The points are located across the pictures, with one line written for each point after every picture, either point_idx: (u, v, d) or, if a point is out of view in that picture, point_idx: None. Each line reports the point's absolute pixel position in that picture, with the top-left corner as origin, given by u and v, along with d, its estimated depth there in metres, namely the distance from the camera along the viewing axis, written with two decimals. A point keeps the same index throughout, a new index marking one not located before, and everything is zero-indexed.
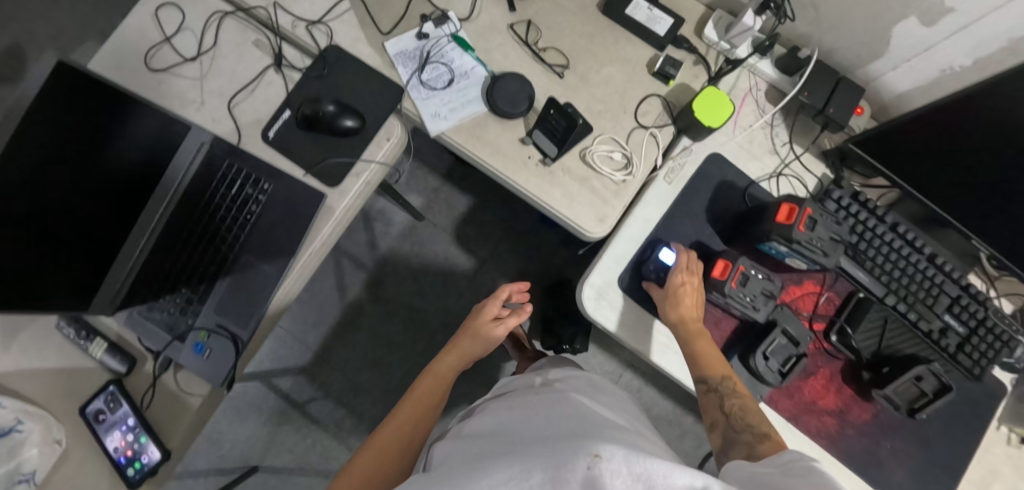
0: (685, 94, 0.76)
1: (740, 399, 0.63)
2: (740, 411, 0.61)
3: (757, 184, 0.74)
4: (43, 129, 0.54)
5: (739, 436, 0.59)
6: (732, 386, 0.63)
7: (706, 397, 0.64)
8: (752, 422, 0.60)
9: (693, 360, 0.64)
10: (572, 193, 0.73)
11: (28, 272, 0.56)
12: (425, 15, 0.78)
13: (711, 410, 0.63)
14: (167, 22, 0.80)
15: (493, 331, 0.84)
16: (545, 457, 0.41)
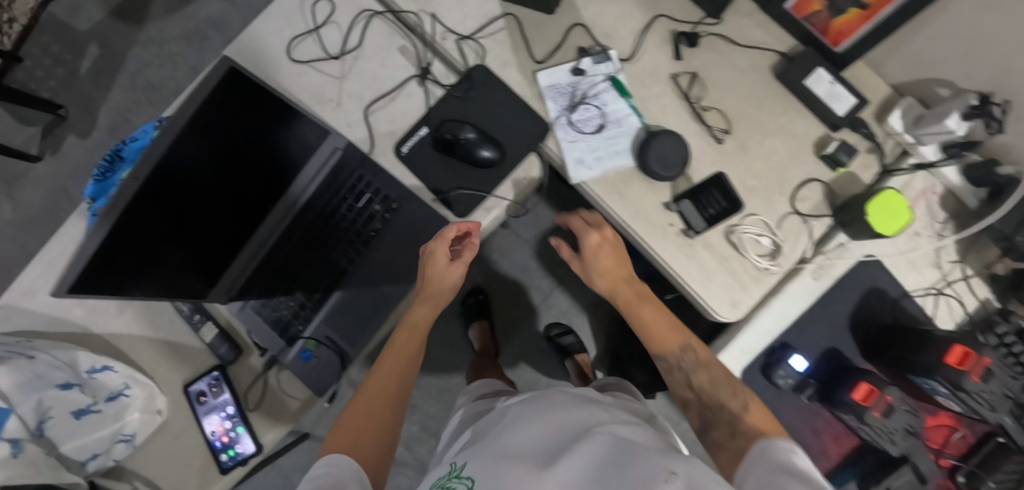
0: (851, 185, 0.69)
1: (702, 371, 0.62)
2: (708, 386, 0.60)
3: (910, 298, 0.68)
4: (192, 130, 0.54)
5: (716, 415, 0.58)
6: (693, 354, 0.63)
7: (674, 376, 0.64)
8: (721, 397, 0.59)
9: (648, 339, 0.66)
10: (709, 272, 0.68)
11: (165, 263, 0.59)
12: (584, 49, 0.72)
13: (679, 388, 0.63)
14: (315, 13, 0.78)
15: (447, 278, 0.67)
16: (623, 462, 0.38)
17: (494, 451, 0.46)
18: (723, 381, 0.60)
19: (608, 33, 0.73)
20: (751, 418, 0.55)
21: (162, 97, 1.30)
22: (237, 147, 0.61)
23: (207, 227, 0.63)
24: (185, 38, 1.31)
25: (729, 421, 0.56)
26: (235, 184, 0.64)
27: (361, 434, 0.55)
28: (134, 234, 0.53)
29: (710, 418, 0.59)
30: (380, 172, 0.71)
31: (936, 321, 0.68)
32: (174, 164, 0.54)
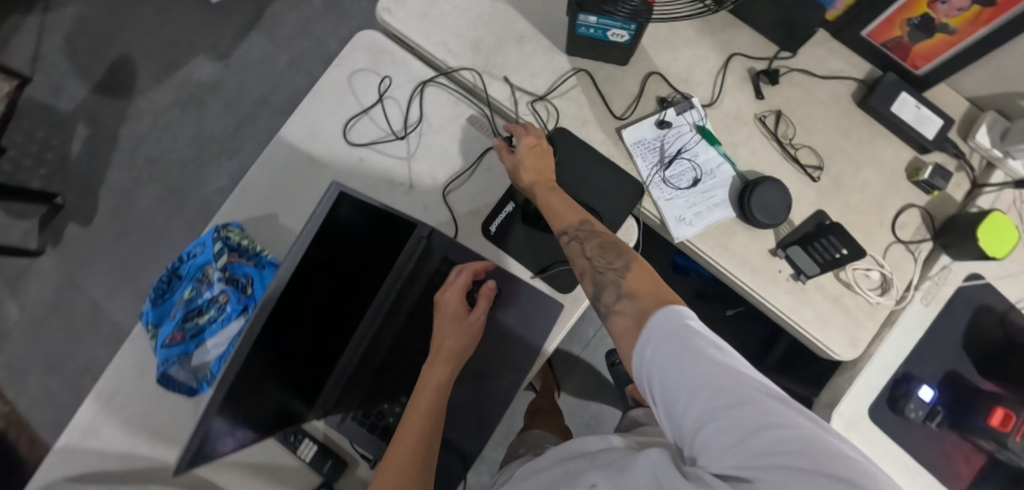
0: (947, 206, 0.70)
1: (597, 238, 0.56)
2: (600, 251, 0.55)
3: (1018, 310, 0.69)
4: (304, 260, 0.49)
5: (604, 275, 0.52)
6: (588, 230, 0.58)
7: (570, 249, 0.57)
8: (610, 260, 0.54)
9: (549, 212, 0.60)
10: (824, 314, 0.67)
11: (267, 400, 0.54)
12: (664, 99, 0.70)
13: (575, 260, 0.56)
14: (368, 88, 0.73)
15: (469, 319, 0.61)
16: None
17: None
18: (622, 251, 0.54)
19: (685, 78, 0.71)
20: (634, 280, 0.51)
21: (163, 171, 1.25)
22: (346, 263, 0.57)
23: (313, 347, 0.59)
24: (180, 104, 1.27)
25: (613, 283, 0.51)
26: (340, 299, 0.59)
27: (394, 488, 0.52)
28: (247, 379, 0.48)
29: (598, 281, 0.53)
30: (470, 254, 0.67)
31: None
32: (285, 301, 0.49)
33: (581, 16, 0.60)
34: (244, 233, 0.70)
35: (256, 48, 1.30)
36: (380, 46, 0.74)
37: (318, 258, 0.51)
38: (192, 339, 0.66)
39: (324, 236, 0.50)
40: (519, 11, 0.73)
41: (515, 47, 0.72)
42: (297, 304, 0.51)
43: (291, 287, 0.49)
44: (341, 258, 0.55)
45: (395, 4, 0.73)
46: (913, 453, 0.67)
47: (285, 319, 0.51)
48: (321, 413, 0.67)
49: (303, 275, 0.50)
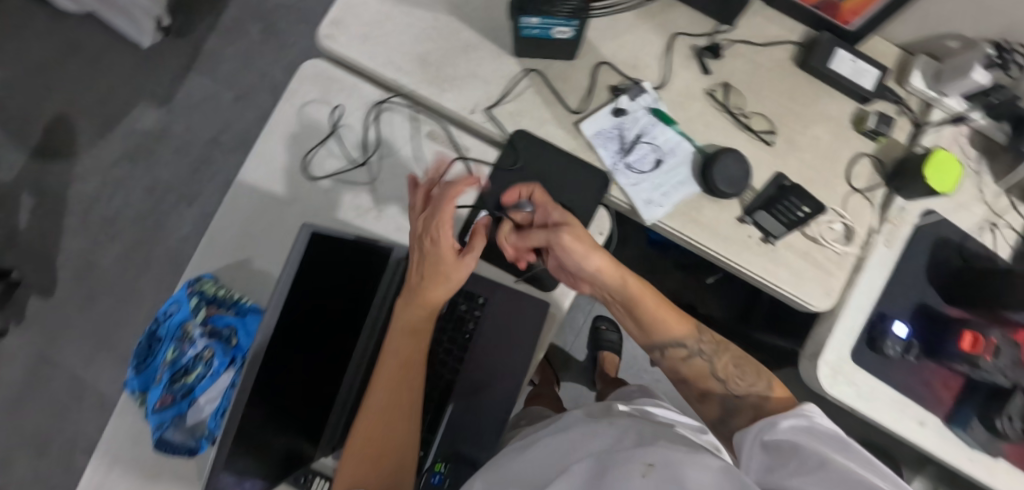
0: (894, 151, 0.73)
1: (726, 355, 0.61)
2: (735, 372, 0.59)
3: (972, 237, 0.73)
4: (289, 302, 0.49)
5: (741, 402, 0.56)
6: (709, 344, 0.62)
7: (689, 365, 0.62)
8: (745, 383, 0.58)
9: (652, 322, 0.62)
10: (796, 270, 0.70)
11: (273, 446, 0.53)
12: (617, 87, 0.71)
13: (699, 376, 0.61)
14: (322, 118, 0.72)
15: (460, 267, 0.56)
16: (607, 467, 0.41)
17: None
18: (761, 372, 0.58)
19: (633, 64, 0.72)
20: (777, 392, 0.56)
21: (121, 227, 1.21)
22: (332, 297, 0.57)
23: (314, 386, 0.58)
24: (129, 156, 1.23)
25: (754, 405, 0.55)
26: (329, 334, 0.58)
27: (366, 456, 0.57)
28: (251, 430, 0.48)
29: (727, 407, 0.57)
30: None
31: (998, 252, 0.73)
32: (277, 345, 0.49)
33: (523, 18, 0.61)
34: (218, 284, 0.69)
35: (199, 87, 1.26)
36: (327, 73, 0.74)
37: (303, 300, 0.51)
38: (183, 399, 0.66)
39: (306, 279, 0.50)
40: (462, 20, 0.73)
41: (463, 56, 0.72)
42: (290, 349, 0.51)
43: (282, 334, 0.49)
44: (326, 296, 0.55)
45: (338, 28, 0.73)
46: (893, 385, 0.71)
47: (279, 364, 0.50)
48: (328, 450, 0.66)
49: (291, 316, 0.50)
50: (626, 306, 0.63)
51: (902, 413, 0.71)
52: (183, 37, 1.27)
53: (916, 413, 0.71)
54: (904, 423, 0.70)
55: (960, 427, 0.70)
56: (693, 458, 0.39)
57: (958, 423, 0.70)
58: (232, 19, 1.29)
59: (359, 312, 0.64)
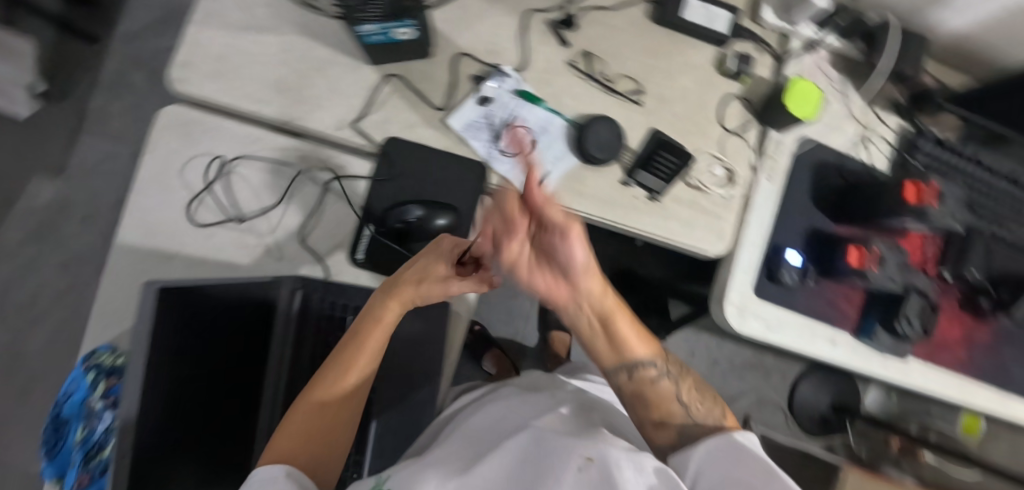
0: (761, 86, 0.75)
1: (685, 381, 0.57)
2: (693, 396, 0.55)
3: (850, 156, 0.75)
4: (156, 364, 0.45)
5: (698, 428, 0.51)
6: (672, 366, 0.57)
7: (652, 389, 0.55)
8: (706, 412, 0.53)
9: (621, 343, 0.55)
10: (687, 221, 0.72)
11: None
12: (478, 76, 0.71)
13: (663, 403, 0.54)
14: (188, 163, 0.70)
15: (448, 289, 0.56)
16: (546, 460, 0.45)
17: (421, 464, 0.51)
18: (711, 399, 0.55)
19: (491, 50, 0.72)
20: (729, 420, 0.52)
21: (44, 309, 1.16)
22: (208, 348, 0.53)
23: (218, 439, 0.56)
24: (36, 234, 1.17)
25: (711, 435, 0.50)
26: (219, 383, 0.55)
27: (308, 435, 0.51)
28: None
29: (686, 433, 0.51)
30: (348, 288, 0.69)
31: (875, 164, 0.76)
32: (155, 410, 0.45)
33: (359, 26, 0.60)
34: (116, 352, 0.67)
35: (94, 149, 1.20)
36: (187, 117, 0.70)
37: (168, 362, 0.47)
38: (101, 474, 0.60)
39: (165, 341, 0.46)
40: (312, 37, 0.71)
41: (320, 73, 0.71)
42: (173, 413, 0.47)
43: (154, 405, 0.44)
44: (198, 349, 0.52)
45: (189, 69, 0.69)
46: (798, 312, 0.73)
47: (167, 428, 0.46)
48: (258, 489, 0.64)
49: (164, 378, 0.46)
50: (602, 322, 0.55)
51: (810, 336, 0.73)
52: (65, 101, 1.19)
53: (826, 333, 0.74)
54: (817, 344, 0.73)
55: (866, 337, 0.73)
56: (629, 457, 0.44)
57: (865, 333, 0.73)
58: (113, 72, 1.21)
59: (255, 352, 0.62)
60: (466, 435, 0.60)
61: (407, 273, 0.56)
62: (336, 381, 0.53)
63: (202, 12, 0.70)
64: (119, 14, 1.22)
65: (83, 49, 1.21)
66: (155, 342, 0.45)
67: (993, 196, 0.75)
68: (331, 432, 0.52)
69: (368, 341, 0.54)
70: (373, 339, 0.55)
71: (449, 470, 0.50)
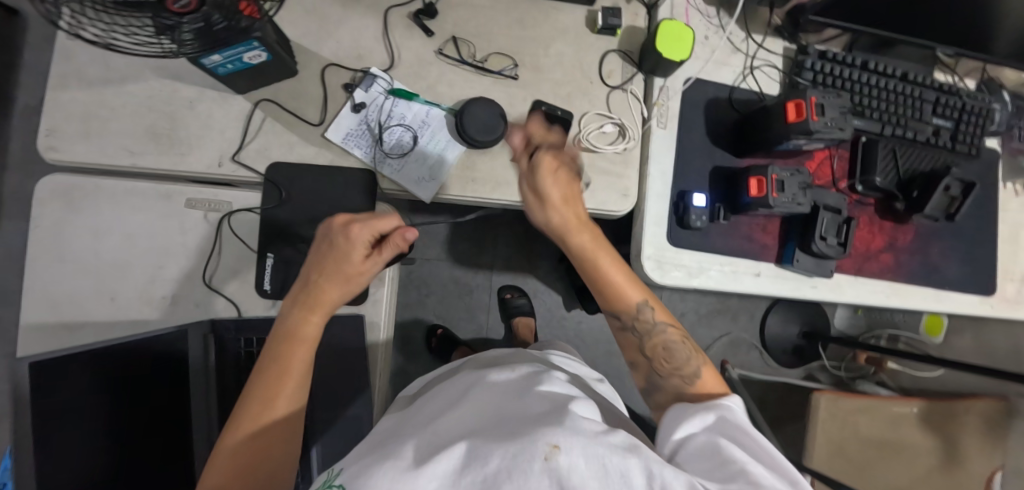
0: (637, 36, 0.74)
1: (671, 330, 0.56)
2: (663, 352, 0.55)
3: (738, 88, 0.75)
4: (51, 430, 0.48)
5: (666, 381, 0.54)
6: (664, 321, 0.57)
7: (625, 338, 0.57)
8: (679, 361, 0.55)
9: (603, 287, 0.57)
10: (587, 185, 0.70)
11: None
12: (349, 83, 0.69)
13: (631, 352, 0.57)
14: (72, 230, 0.67)
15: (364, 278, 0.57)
16: (505, 445, 0.37)
17: (376, 455, 0.41)
18: (693, 352, 0.55)
19: (358, 55, 0.71)
20: (705, 380, 0.53)
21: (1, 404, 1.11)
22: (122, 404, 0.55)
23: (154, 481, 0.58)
24: None
25: (675, 387, 0.53)
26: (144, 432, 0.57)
27: (235, 476, 0.48)
28: None
29: (653, 382, 0.56)
30: (262, 321, 0.68)
31: (765, 91, 0.75)
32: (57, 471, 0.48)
33: (204, 59, 0.60)
34: None
35: (22, 234, 1.13)
36: (68, 184, 0.67)
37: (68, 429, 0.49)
38: None
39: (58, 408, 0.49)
40: (175, 78, 0.69)
41: (190, 113, 0.69)
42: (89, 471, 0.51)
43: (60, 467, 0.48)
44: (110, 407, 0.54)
45: (56, 136, 0.66)
46: (718, 252, 0.73)
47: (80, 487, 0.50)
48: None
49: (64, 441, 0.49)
50: (584, 272, 0.58)
51: (734, 274, 0.72)
52: None
53: (749, 267, 0.73)
54: (740, 279, 0.72)
55: (788, 263, 0.73)
56: (599, 452, 0.36)
57: (786, 260, 0.73)
58: (22, 151, 1.14)
59: (171, 402, 0.60)
60: (424, 407, 0.52)
61: (326, 273, 0.56)
62: (261, 409, 0.50)
63: (55, 73, 0.67)
64: (16, 89, 1.14)
65: None
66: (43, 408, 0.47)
67: (884, 99, 0.75)
68: (268, 458, 0.50)
69: (290, 361, 0.53)
70: (296, 357, 0.53)
71: (399, 455, 0.40)
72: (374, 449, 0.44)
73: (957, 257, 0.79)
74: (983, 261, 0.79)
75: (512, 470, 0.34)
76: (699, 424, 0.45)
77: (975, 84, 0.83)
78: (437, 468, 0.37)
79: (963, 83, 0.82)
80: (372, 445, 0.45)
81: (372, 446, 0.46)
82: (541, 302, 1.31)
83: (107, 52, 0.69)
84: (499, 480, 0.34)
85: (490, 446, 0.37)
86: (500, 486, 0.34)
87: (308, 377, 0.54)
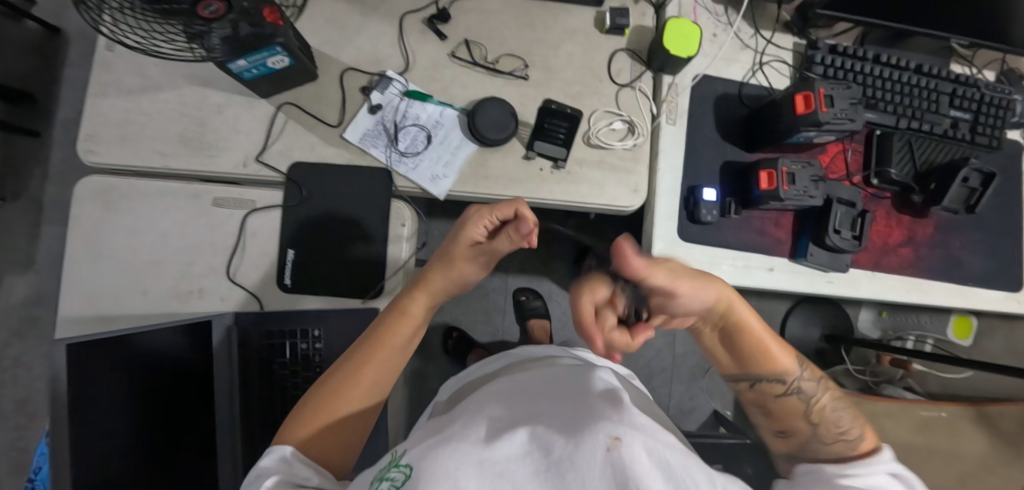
0: (645, 36, 0.75)
1: (826, 395, 0.53)
2: (823, 415, 0.52)
3: (747, 83, 0.75)
4: (93, 401, 0.54)
5: (826, 446, 0.49)
6: (814, 380, 0.54)
7: (781, 401, 0.53)
8: (840, 426, 0.51)
9: (760, 358, 0.52)
10: (597, 181, 0.72)
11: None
12: (366, 87, 0.73)
13: (788, 415, 0.53)
14: (108, 228, 0.71)
15: (472, 261, 0.61)
16: (569, 431, 0.39)
17: (441, 435, 0.44)
18: (856, 418, 0.52)
19: (374, 59, 0.74)
20: (866, 441, 0.49)
21: (39, 403, 1.16)
22: (143, 405, 0.59)
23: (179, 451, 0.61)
24: (18, 334, 1.16)
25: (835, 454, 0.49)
26: (170, 407, 0.61)
27: (323, 427, 0.51)
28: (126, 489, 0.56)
29: (811, 447, 0.50)
30: (283, 315, 0.69)
31: (775, 86, 0.76)
32: (107, 430, 0.55)
33: (231, 63, 0.63)
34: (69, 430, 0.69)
35: (62, 238, 1.20)
36: (104, 186, 0.72)
37: (94, 429, 0.54)
38: None
39: (87, 409, 0.53)
40: (205, 85, 0.73)
41: (219, 117, 0.72)
42: (125, 457, 0.56)
43: (88, 463, 0.52)
44: (133, 408, 0.58)
45: (96, 141, 0.71)
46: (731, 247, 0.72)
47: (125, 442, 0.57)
48: None
49: (105, 409, 0.55)
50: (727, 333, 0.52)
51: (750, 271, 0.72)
52: (21, 199, 1.19)
53: (762, 262, 0.73)
54: (754, 275, 0.72)
55: (802, 257, 0.72)
56: (664, 449, 0.37)
57: (800, 254, 0.72)
58: (62, 161, 1.21)
59: (190, 382, 0.63)
60: (485, 391, 0.54)
61: (439, 257, 0.61)
62: (357, 373, 0.54)
63: (95, 83, 0.72)
64: (59, 102, 1.21)
65: (26, 143, 1.20)
66: (79, 386, 0.52)
67: (898, 92, 0.75)
68: (353, 422, 0.53)
69: (396, 331, 0.56)
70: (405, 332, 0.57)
71: (462, 437, 0.42)
72: (437, 430, 0.47)
73: (981, 251, 0.77)
74: (1008, 255, 0.77)
75: (577, 454, 0.36)
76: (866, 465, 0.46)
77: (994, 76, 0.81)
78: (500, 452, 0.39)
79: (981, 74, 0.80)
80: (436, 430, 0.47)
81: (436, 428, 0.48)
82: (555, 304, 1.31)
83: (143, 62, 0.73)
84: (564, 466, 0.36)
85: (553, 434, 0.39)
86: (565, 472, 0.35)
87: (403, 352, 0.57)
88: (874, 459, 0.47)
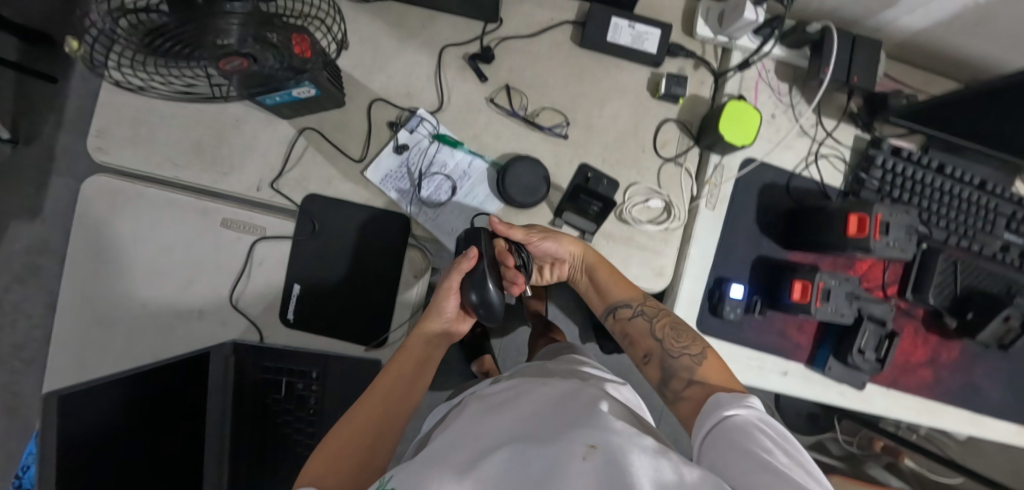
0: (698, 107, 0.70)
1: (665, 321, 0.62)
2: (672, 335, 0.60)
3: (797, 175, 0.70)
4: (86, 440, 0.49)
5: (676, 361, 0.58)
6: (651, 308, 0.63)
7: (635, 326, 0.63)
8: (682, 346, 0.59)
9: (604, 288, 0.65)
10: (621, 258, 0.68)
11: None
12: (394, 122, 0.68)
13: (643, 342, 0.61)
14: (111, 232, 0.68)
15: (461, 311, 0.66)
16: (548, 444, 0.38)
17: (429, 462, 0.42)
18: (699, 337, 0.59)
19: (406, 93, 0.69)
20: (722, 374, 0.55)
21: (37, 350, 1.16)
22: (132, 415, 0.54)
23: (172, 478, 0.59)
24: (19, 279, 1.15)
25: (686, 368, 0.57)
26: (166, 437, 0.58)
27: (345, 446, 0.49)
28: None
29: (667, 366, 0.58)
30: (282, 353, 0.67)
31: (826, 183, 0.71)
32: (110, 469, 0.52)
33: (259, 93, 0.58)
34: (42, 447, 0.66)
35: (69, 191, 1.16)
36: (111, 187, 0.68)
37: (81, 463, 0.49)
38: None
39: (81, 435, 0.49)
40: None
41: (236, 132, 0.68)
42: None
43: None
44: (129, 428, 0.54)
45: (106, 139, 0.67)
46: (751, 346, 0.69)
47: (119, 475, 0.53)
48: None
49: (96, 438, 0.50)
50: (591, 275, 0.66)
51: (764, 375, 0.69)
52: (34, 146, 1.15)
53: (778, 364, 0.69)
54: (767, 378, 0.69)
55: (819, 367, 0.69)
56: (639, 453, 0.36)
57: (818, 364, 0.70)
58: (77, 111, 1.16)
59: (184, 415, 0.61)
60: (475, 409, 0.52)
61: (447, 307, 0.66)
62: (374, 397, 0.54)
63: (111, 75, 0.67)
64: None
65: (41, 88, 1.15)
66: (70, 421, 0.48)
67: (954, 207, 0.70)
68: (388, 426, 0.53)
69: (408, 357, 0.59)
70: (422, 375, 0.60)
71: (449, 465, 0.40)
72: (425, 455, 0.44)
73: (1001, 379, 0.75)
74: None
75: (554, 470, 0.35)
76: (738, 408, 0.47)
77: None
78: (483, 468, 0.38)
79: None
80: (420, 454, 0.45)
81: (431, 449, 0.46)
82: None
83: None
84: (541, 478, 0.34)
85: (533, 450, 0.38)
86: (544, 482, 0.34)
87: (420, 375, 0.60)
88: (741, 402, 0.47)
